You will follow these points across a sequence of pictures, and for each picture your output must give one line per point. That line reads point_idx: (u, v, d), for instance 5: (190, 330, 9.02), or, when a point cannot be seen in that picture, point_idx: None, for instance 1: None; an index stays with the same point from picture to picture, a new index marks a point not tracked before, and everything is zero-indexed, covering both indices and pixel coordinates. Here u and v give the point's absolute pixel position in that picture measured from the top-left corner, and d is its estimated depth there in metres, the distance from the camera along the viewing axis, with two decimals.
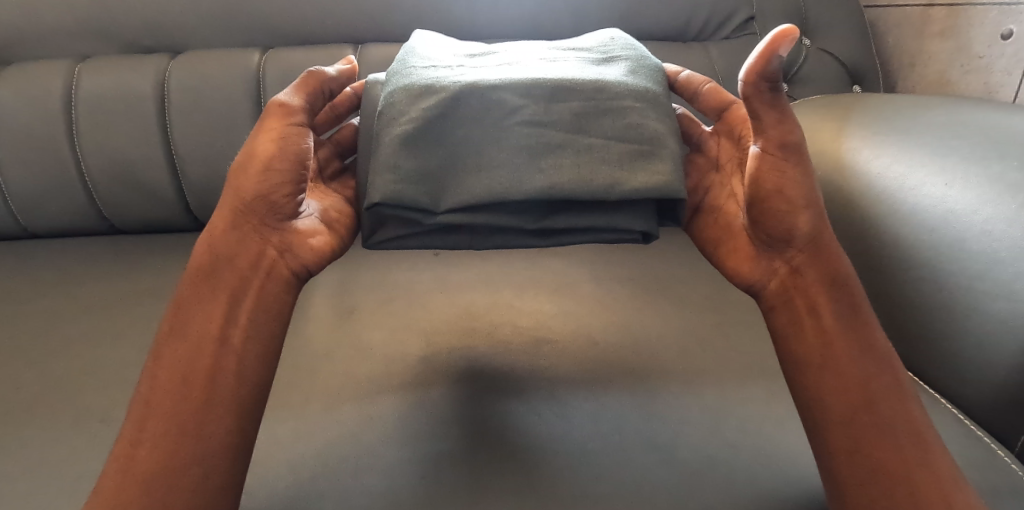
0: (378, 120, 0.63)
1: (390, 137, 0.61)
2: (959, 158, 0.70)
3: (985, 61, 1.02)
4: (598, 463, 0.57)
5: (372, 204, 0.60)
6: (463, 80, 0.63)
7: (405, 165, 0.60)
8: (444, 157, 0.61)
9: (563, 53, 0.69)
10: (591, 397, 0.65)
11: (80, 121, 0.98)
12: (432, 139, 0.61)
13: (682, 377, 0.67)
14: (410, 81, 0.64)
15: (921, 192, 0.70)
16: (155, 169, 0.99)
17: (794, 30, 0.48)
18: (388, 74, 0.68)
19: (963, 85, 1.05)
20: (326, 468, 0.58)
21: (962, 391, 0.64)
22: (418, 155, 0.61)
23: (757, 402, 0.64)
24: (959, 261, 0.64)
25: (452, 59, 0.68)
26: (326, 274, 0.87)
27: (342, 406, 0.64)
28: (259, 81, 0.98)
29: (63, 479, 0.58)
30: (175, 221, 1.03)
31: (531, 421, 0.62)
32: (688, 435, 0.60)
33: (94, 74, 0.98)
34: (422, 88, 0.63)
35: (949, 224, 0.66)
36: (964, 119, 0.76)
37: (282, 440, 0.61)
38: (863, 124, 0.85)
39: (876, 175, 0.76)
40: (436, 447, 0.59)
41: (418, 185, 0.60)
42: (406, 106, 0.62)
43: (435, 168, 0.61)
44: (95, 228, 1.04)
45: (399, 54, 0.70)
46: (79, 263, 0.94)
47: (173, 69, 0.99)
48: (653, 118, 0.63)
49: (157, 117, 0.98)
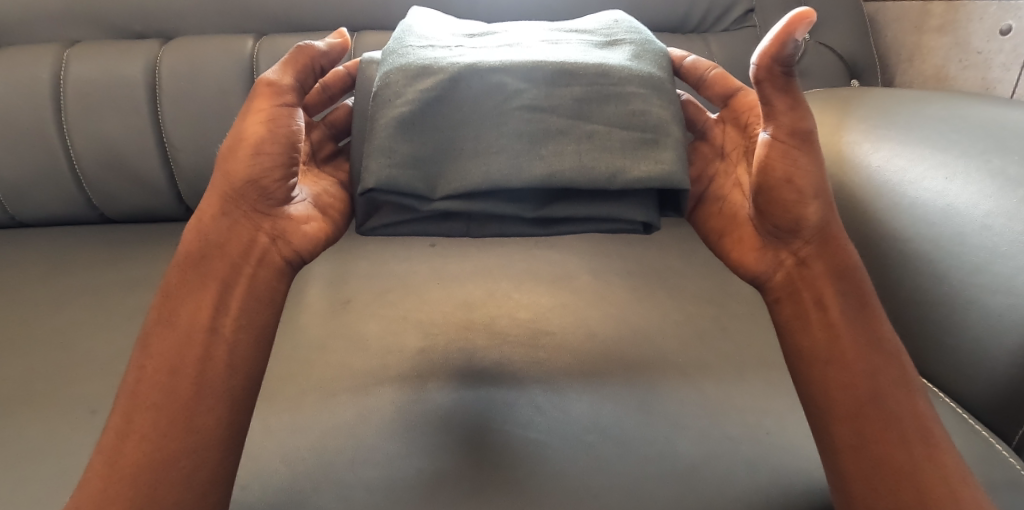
0: (373, 101, 0.62)
1: (385, 120, 0.60)
2: (960, 152, 0.70)
3: (983, 57, 1.00)
4: (598, 457, 0.57)
5: (367, 189, 0.59)
6: (461, 61, 0.62)
7: (402, 149, 0.59)
8: (442, 143, 0.60)
9: (565, 35, 0.68)
10: (589, 390, 0.64)
11: (69, 107, 0.96)
12: (428, 123, 0.60)
13: (681, 370, 0.67)
14: (407, 61, 0.63)
15: (921, 185, 0.70)
16: (146, 157, 0.97)
17: (812, 13, 0.47)
18: (384, 52, 0.67)
19: (961, 81, 1.04)
20: (322, 462, 0.56)
21: (959, 386, 0.64)
22: (415, 139, 0.60)
23: (756, 396, 0.64)
24: (958, 255, 0.64)
25: (450, 38, 0.66)
26: (321, 265, 0.86)
27: (339, 398, 0.63)
28: (253, 68, 0.97)
29: (50, 471, 0.57)
30: (167, 210, 1.02)
31: (529, 416, 0.61)
32: (688, 429, 0.60)
33: (83, 60, 0.96)
34: (419, 68, 0.62)
35: (948, 218, 0.66)
36: (965, 113, 0.76)
37: (275, 432, 0.60)
38: (863, 117, 0.85)
39: (875, 169, 0.76)
40: (434, 440, 0.58)
41: (413, 170, 0.59)
42: (402, 87, 0.61)
43: (431, 152, 0.60)
44: (84, 218, 1.02)
45: (395, 32, 0.69)
46: (68, 253, 0.93)
47: (165, 54, 0.97)
48: (655, 104, 0.62)
49: (148, 104, 0.96)
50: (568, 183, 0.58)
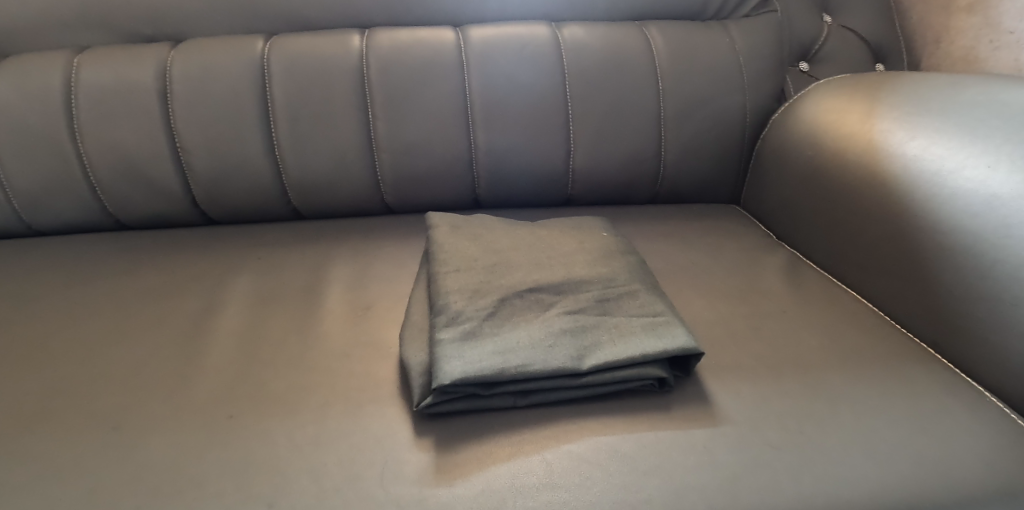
0: (434, 278, 0.71)
1: (447, 225, 0.81)
2: (1002, 138, 0.67)
3: (1016, 36, 0.95)
4: (634, 467, 0.55)
5: (448, 270, 0.72)
6: (506, 252, 0.75)
7: (471, 224, 0.82)
8: (497, 219, 0.84)
9: (526, 118, 0.98)
10: (619, 396, 0.62)
11: (81, 114, 0.94)
12: (480, 302, 0.67)
13: (715, 372, 0.65)
14: (452, 283, 0.70)
15: (961, 174, 0.68)
16: (162, 163, 0.96)
17: None
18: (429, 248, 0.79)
19: (992, 62, 0.99)
20: (351, 478, 0.55)
21: (1005, 380, 0.62)
22: (483, 219, 0.84)
23: (794, 399, 0.62)
24: (1006, 248, 0.62)
25: (482, 143, 0.98)
26: (340, 270, 0.84)
27: (365, 410, 0.61)
28: (264, 71, 0.94)
29: (74, 492, 0.55)
30: (183, 215, 1.00)
31: (560, 423, 0.59)
32: (725, 436, 0.58)
33: (93, 65, 0.94)
34: (469, 291, 0.68)
35: (991, 209, 0.64)
36: (1005, 98, 0.72)
37: (301, 447, 0.58)
38: (893, 103, 0.81)
39: (911, 159, 0.73)
40: (465, 452, 0.57)
41: (481, 242, 0.77)
42: (461, 278, 0.70)
43: (497, 221, 0.84)
44: (100, 224, 1.01)
45: (431, 227, 0.82)
46: (83, 261, 0.91)
47: (174, 58, 0.94)
48: (661, 300, 0.69)
49: (159, 108, 0.94)
50: (621, 379, 0.60)
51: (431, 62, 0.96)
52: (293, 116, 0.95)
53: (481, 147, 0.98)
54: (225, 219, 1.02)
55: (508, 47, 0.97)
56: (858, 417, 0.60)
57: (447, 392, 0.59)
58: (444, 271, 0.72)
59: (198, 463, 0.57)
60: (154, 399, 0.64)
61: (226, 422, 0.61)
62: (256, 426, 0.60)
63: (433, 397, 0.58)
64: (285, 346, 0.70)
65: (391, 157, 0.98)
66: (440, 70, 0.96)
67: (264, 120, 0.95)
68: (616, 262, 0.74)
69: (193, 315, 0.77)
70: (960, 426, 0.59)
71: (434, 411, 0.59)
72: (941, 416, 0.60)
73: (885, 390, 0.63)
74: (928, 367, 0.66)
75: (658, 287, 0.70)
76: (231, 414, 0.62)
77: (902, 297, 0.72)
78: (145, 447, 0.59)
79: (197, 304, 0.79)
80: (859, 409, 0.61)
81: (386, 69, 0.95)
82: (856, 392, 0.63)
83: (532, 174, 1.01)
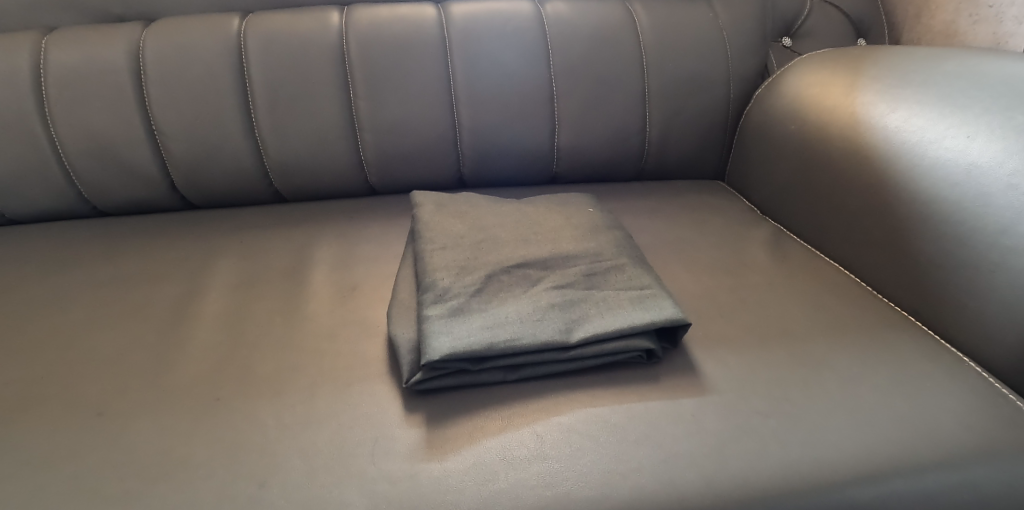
0: (421, 257, 0.71)
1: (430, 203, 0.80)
2: (981, 108, 0.68)
3: (994, 10, 0.95)
4: (624, 438, 0.55)
5: (433, 248, 0.71)
6: (494, 229, 0.75)
7: (455, 201, 0.81)
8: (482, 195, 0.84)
9: (511, 96, 0.97)
10: (607, 370, 0.62)
11: (52, 98, 0.91)
12: (469, 277, 0.66)
13: (701, 344, 0.65)
14: (440, 258, 0.69)
15: (941, 145, 0.69)
16: (138, 148, 0.94)
17: None
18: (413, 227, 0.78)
19: (972, 36, 0.99)
20: (341, 456, 0.55)
21: (984, 346, 0.63)
22: (468, 196, 0.83)
23: (780, 368, 0.62)
24: (984, 217, 0.63)
25: (466, 122, 0.97)
26: (324, 252, 0.83)
27: (353, 388, 0.61)
28: (242, 50, 0.92)
29: (60, 478, 0.54)
30: (161, 200, 0.98)
31: (550, 396, 0.59)
32: (713, 405, 0.58)
33: (62, 47, 0.91)
34: (457, 268, 0.68)
35: (971, 179, 0.65)
36: (983, 69, 0.72)
37: (291, 426, 0.58)
38: (875, 76, 0.81)
39: (893, 130, 0.74)
40: (455, 427, 0.57)
41: (466, 219, 0.77)
42: (449, 256, 0.70)
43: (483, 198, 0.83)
44: (75, 211, 0.98)
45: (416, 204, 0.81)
46: (60, 248, 0.89)
47: (148, 38, 0.92)
48: (648, 274, 0.69)
49: (134, 90, 0.92)
50: (609, 351, 0.61)
51: (413, 39, 0.94)
52: (272, 96, 0.93)
53: (464, 126, 0.97)
54: (205, 203, 1.00)
55: (491, 23, 0.96)
56: (843, 384, 0.61)
57: (436, 367, 0.58)
58: (430, 249, 0.71)
59: (186, 445, 0.57)
60: (139, 384, 0.63)
61: (213, 404, 0.60)
62: (244, 407, 0.60)
63: (422, 374, 0.58)
64: (270, 328, 0.69)
65: (374, 136, 0.96)
66: (421, 47, 0.94)
67: (243, 101, 0.93)
68: (603, 236, 0.74)
69: (176, 300, 0.75)
70: (942, 390, 0.60)
71: (424, 388, 0.59)
72: (923, 381, 0.61)
73: (869, 358, 0.64)
74: (910, 335, 0.67)
75: (643, 264, 0.71)
76: (219, 397, 0.61)
77: (885, 268, 0.73)
78: (132, 432, 0.58)
79: (180, 287, 0.77)
80: (844, 378, 0.61)
81: (366, 46, 0.93)
82: (842, 361, 0.63)
83: (517, 153, 1.00)
